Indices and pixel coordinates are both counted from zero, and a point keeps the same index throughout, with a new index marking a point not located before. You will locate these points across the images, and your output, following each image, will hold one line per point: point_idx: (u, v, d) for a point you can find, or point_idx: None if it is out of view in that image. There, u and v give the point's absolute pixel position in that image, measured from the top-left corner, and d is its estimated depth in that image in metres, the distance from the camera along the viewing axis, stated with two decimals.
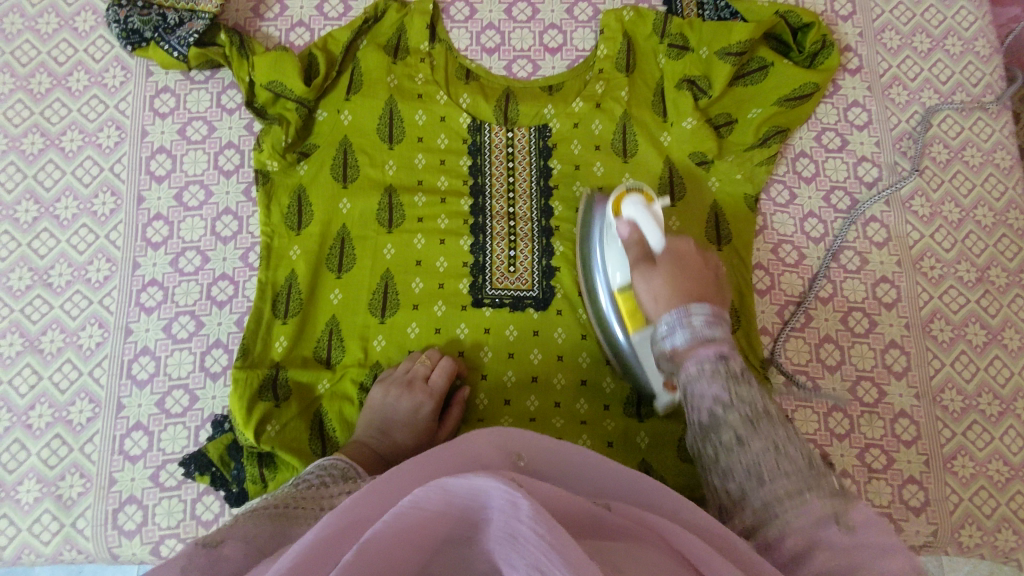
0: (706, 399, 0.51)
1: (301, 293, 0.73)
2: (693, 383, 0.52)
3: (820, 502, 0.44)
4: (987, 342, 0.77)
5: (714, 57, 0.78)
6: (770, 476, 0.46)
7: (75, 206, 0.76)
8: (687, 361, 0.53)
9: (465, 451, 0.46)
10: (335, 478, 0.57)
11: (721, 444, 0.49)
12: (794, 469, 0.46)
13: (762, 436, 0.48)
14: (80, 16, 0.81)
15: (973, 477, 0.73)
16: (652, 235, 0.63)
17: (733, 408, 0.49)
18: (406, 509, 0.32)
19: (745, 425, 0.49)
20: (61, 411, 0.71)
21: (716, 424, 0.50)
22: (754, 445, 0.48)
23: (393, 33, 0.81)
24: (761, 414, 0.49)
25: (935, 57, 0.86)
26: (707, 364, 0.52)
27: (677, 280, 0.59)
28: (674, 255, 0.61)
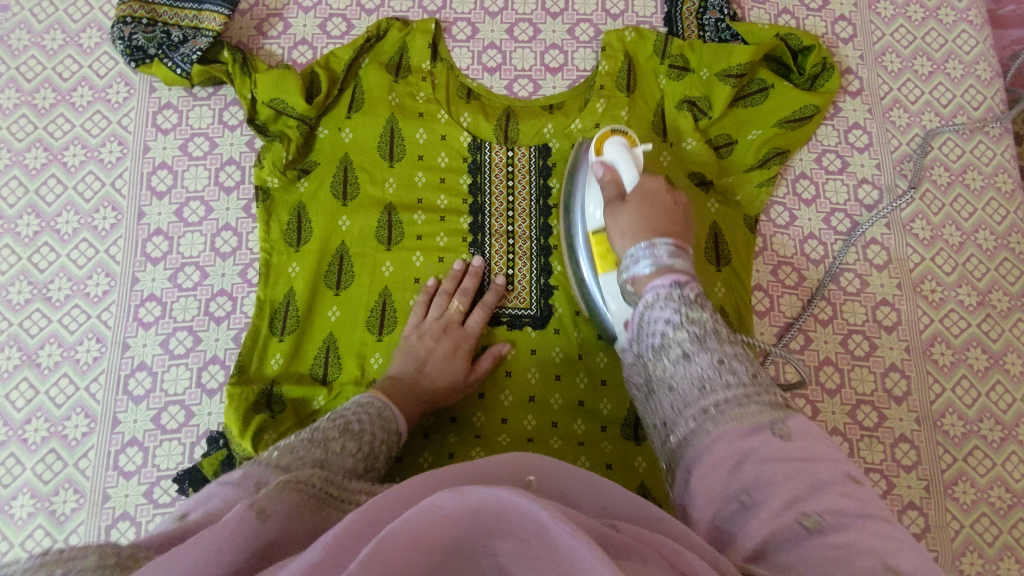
0: (659, 321, 0.52)
1: (299, 309, 0.73)
2: (649, 309, 0.53)
3: (760, 410, 0.43)
4: (989, 366, 0.77)
5: (714, 78, 0.79)
6: (712, 386, 0.46)
7: (76, 220, 0.76)
8: (646, 290, 0.55)
9: (477, 471, 0.41)
10: (370, 419, 0.57)
11: (670, 360, 0.50)
12: (734, 383, 0.46)
13: (709, 359, 0.48)
14: (85, 32, 0.82)
15: (975, 503, 0.72)
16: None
17: (682, 328, 0.50)
18: (425, 511, 0.30)
19: (692, 341, 0.49)
20: (56, 426, 0.71)
21: (667, 344, 0.51)
22: (698, 366, 0.48)
23: (395, 52, 0.81)
24: (709, 335, 0.49)
25: (935, 80, 0.86)
26: (661, 298, 0.53)
27: (644, 211, 0.60)
28: (644, 194, 0.62)
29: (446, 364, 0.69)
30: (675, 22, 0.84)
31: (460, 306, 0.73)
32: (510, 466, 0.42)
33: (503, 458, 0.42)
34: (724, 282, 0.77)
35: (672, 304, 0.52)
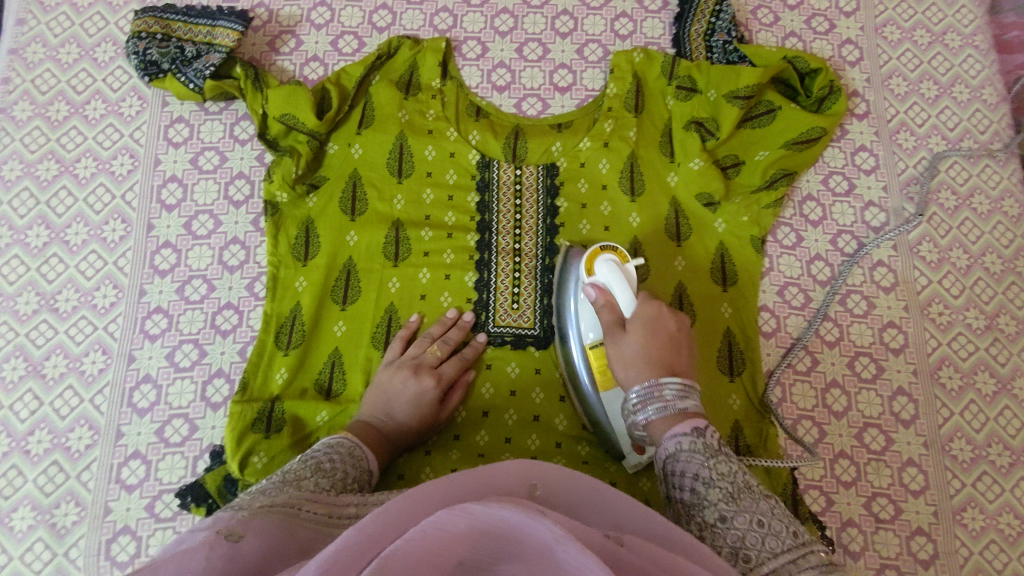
0: (687, 474, 0.49)
1: (304, 323, 0.73)
2: (672, 462, 0.51)
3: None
4: (997, 391, 0.76)
5: (722, 100, 0.79)
6: (755, 556, 0.44)
7: (85, 232, 0.77)
8: (665, 438, 0.52)
9: (486, 480, 0.43)
10: (345, 458, 0.58)
11: (703, 522, 0.47)
12: (779, 544, 0.44)
13: (744, 511, 0.46)
14: (100, 47, 0.82)
15: (983, 530, 0.72)
16: (624, 296, 0.61)
17: (716, 484, 0.48)
18: (431, 529, 0.31)
19: (727, 501, 0.47)
20: (60, 437, 0.70)
21: (698, 503, 0.48)
22: (737, 521, 0.46)
23: (406, 70, 0.82)
24: (741, 488, 0.48)
25: (942, 103, 0.86)
26: (683, 439, 0.51)
27: (648, 346, 0.56)
28: (645, 322, 0.58)
29: (414, 407, 0.67)
30: (683, 43, 0.85)
31: (437, 351, 0.71)
32: (519, 474, 0.44)
33: (514, 466, 0.44)
34: (731, 302, 0.77)
35: (699, 452, 0.50)
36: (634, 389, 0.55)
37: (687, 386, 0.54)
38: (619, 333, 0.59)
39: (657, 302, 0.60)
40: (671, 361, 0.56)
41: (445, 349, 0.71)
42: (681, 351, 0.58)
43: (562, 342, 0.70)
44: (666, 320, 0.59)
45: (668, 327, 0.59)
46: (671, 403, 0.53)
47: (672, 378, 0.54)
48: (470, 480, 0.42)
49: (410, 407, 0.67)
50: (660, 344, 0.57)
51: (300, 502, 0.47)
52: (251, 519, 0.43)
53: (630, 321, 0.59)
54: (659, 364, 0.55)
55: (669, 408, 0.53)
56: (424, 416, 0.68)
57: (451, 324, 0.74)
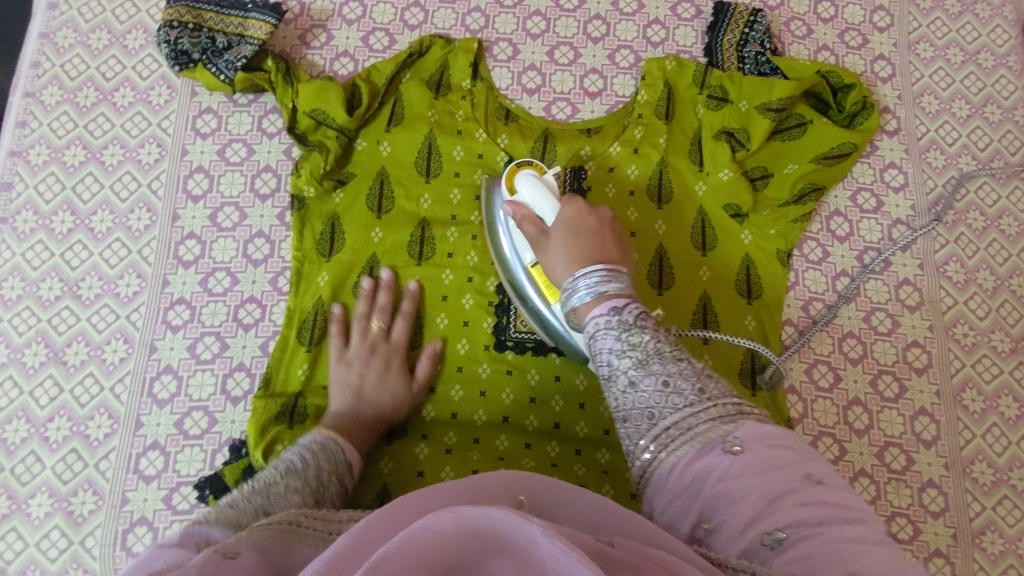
0: (604, 346, 0.49)
1: (326, 320, 0.72)
2: (592, 337, 0.51)
3: (707, 432, 0.43)
4: (1020, 416, 0.76)
5: (753, 111, 0.79)
6: (661, 413, 0.45)
7: (110, 220, 0.76)
8: (589, 320, 0.52)
9: (471, 486, 0.43)
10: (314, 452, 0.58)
11: (620, 385, 0.48)
12: (682, 402, 0.45)
13: (653, 373, 0.46)
14: (130, 34, 0.82)
15: (1002, 554, 0.71)
16: (548, 208, 0.63)
17: (628, 352, 0.48)
18: (422, 530, 0.32)
19: (635, 367, 0.47)
20: (79, 425, 0.70)
21: (613, 373, 0.48)
22: (644, 385, 0.46)
23: (437, 68, 0.82)
24: (652, 355, 0.47)
25: (973, 123, 0.86)
26: (601, 320, 0.51)
27: (575, 244, 0.58)
28: (566, 224, 0.61)
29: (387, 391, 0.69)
30: (716, 52, 0.84)
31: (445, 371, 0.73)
32: (504, 485, 0.44)
33: (499, 476, 0.45)
34: (755, 315, 0.77)
35: (615, 331, 0.49)
36: (566, 282, 0.56)
37: (611, 272, 0.54)
38: (545, 239, 0.61)
39: (576, 202, 0.63)
40: (598, 253, 0.57)
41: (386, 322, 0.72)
42: (609, 243, 0.59)
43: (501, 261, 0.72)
44: (586, 216, 0.61)
45: (589, 221, 0.61)
46: (598, 288, 0.53)
47: (594, 267, 0.54)
48: (454, 484, 0.43)
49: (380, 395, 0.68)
50: (585, 237, 0.59)
51: (298, 519, 0.45)
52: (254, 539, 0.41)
53: (553, 225, 0.61)
54: (585, 256, 0.57)
55: (596, 290, 0.53)
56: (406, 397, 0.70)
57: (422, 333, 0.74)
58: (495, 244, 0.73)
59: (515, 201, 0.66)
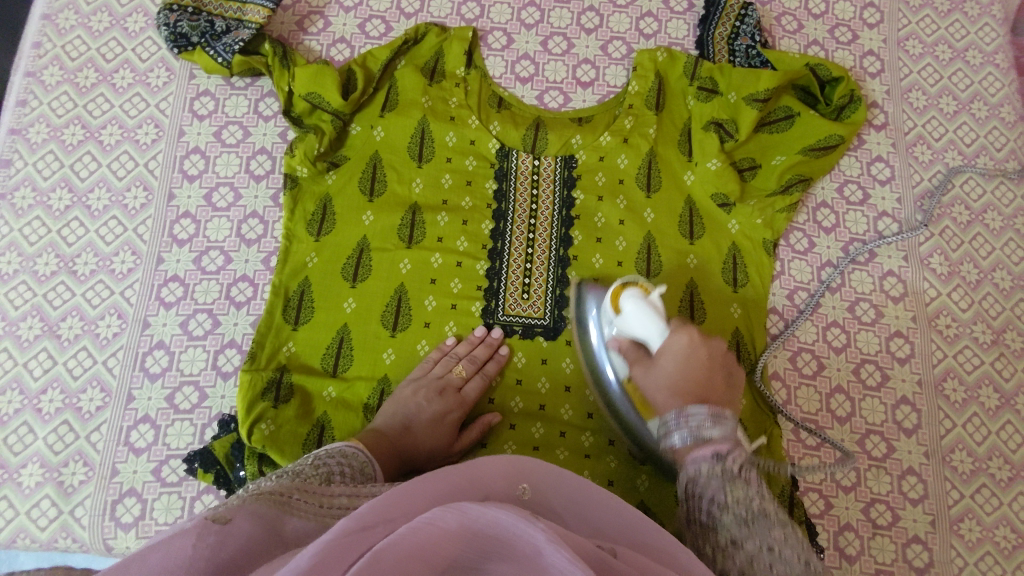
0: (708, 488, 0.48)
1: (312, 300, 0.74)
2: (693, 481, 0.49)
3: (800, 569, 0.44)
4: (1000, 406, 0.77)
5: (741, 102, 0.80)
6: (766, 572, 0.45)
7: (107, 198, 0.78)
8: (687, 462, 0.50)
9: (476, 478, 0.44)
10: (354, 468, 0.59)
11: (716, 548, 0.47)
12: (782, 555, 0.45)
13: (757, 538, 0.46)
14: (131, 17, 0.83)
15: (980, 541, 0.72)
16: (649, 327, 0.61)
17: (730, 505, 0.47)
18: (424, 524, 0.34)
19: (739, 526, 0.46)
20: (71, 398, 0.71)
21: (713, 526, 0.47)
22: (749, 547, 0.46)
23: (431, 56, 0.83)
24: (757, 514, 0.47)
25: (960, 119, 0.87)
26: (703, 463, 0.49)
27: (682, 371, 0.56)
28: (671, 352, 0.59)
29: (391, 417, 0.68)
30: (707, 45, 0.86)
31: (462, 371, 0.71)
32: (507, 475, 0.46)
33: (503, 459, 0.46)
34: (741, 303, 0.77)
35: (717, 476, 0.48)
36: (668, 414, 0.54)
37: (718, 413, 0.52)
38: (651, 362, 0.60)
39: (688, 328, 0.60)
40: (704, 389, 0.55)
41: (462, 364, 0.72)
42: (718, 377, 0.56)
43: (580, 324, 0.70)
44: (700, 346, 0.58)
45: (701, 355, 0.58)
46: (701, 431, 0.51)
47: (700, 407, 0.52)
48: (455, 472, 0.44)
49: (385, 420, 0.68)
50: (695, 371, 0.56)
51: (291, 492, 0.48)
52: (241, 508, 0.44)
53: (661, 354, 0.59)
54: (686, 396, 0.54)
55: (700, 433, 0.51)
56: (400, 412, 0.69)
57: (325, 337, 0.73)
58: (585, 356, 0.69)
59: (622, 326, 0.64)
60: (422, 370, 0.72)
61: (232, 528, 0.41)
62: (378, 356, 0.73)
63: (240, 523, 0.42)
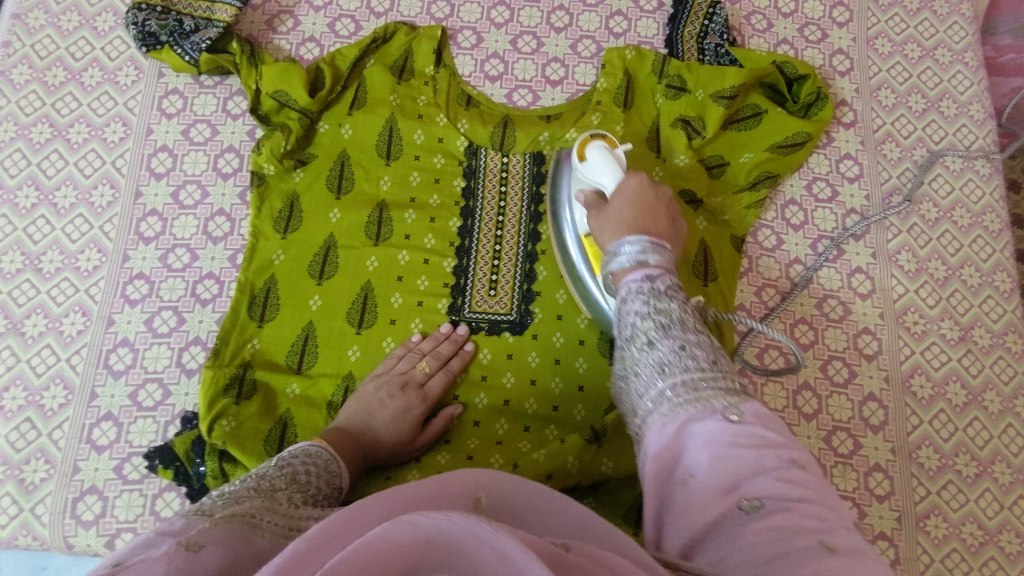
0: (633, 308, 0.51)
1: (278, 297, 0.74)
2: (625, 297, 0.53)
3: (715, 400, 0.44)
4: (967, 403, 0.77)
5: (709, 99, 0.81)
6: (672, 373, 0.47)
7: (73, 196, 0.78)
8: (623, 284, 0.54)
9: (433, 492, 0.40)
10: (314, 471, 0.57)
11: (637, 347, 0.50)
12: (696, 366, 0.47)
13: (673, 342, 0.49)
14: (100, 16, 0.84)
15: (946, 538, 0.72)
16: (609, 176, 0.65)
17: (651, 319, 0.50)
18: (373, 540, 0.30)
19: (658, 331, 0.49)
20: (34, 395, 0.71)
21: (635, 334, 0.51)
22: (664, 351, 0.48)
23: (400, 54, 0.84)
24: (678, 326, 0.50)
25: (929, 117, 0.87)
26: (635, 284, 0.52)
27: (634, 214, 0.58)
28: (625, 193, 0.62)
29: (357, 411, 0.68)
30: (676, 44, 0.86)
31: (426, 367, 0.71)
32: (466, 487, 0.42)
33: (466, 474, 0.42)
34: (709, 298, 0.77)
35: (644, 295, 0.51)
36: (612, 246, 0.56)
37: (656, 244, 0.55)
38: (604, 206, 0.62)
39: (640, 173, 0.63)
40: (649, 224, 0.57)
41: (432, 363, 0.72)
42: (662, 218, 0.59)
43: (557, 225, 0.73)
44: (646, 188, 0.62)
45: (648, 195, 0.61)
46: (640, 256, 0.54)
47: (640, 236, 0.55)
48: (414, 490, 0.40)
49: (354, 414, 0.68)
50: (637, 208, 0.59)
51: (261, 511, 0.46)
52: (211, 531, 0.41)
53: (615, 195, 0.62)
54: (633, 227, 0.57)
55: (639, 258, 0.54)
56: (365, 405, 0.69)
57: (291, 334, 0.73)
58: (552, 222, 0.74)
59: (590, 174, 0.67)
60: (388, 363, 0.72)
61: (202, 557, 0.38)
62: (342, 352, 0.73)
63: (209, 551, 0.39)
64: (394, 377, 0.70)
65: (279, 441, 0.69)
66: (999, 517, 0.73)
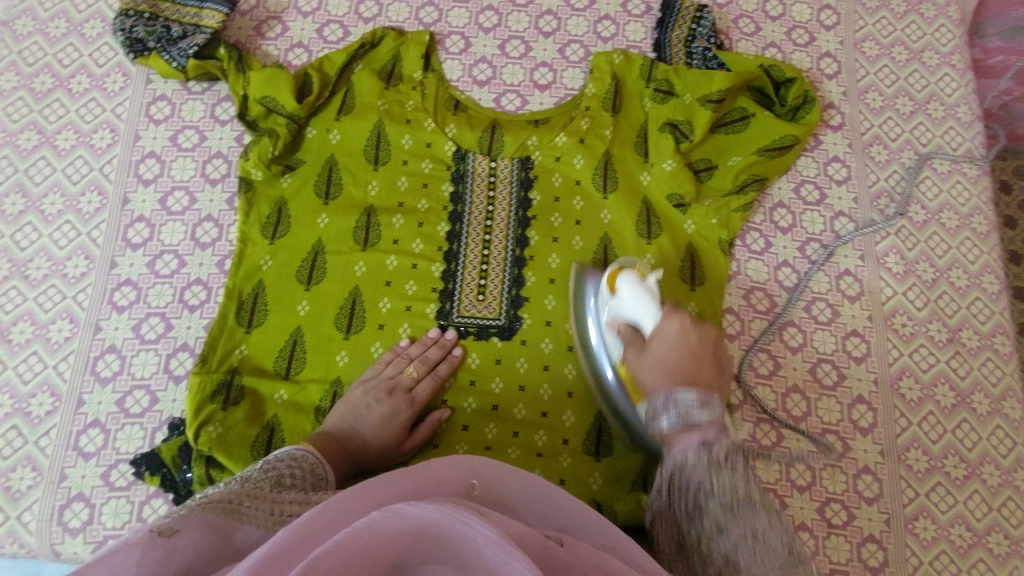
0: (691, 469, 0.50)
1: (266, 303, 0.74)
2: (678, 466, 0.51)
3: (781, 565, 0.46)
4: (956, 404, 0.77)
5: (696, 103, 0.80)
6: (747, 569, 0.47)
7: (61, 202, 0.78)
8: (674, 450, 0.52)
9: (424, 478, 0.43)
10: (302, 475, 0.57)
11: (698, 510, 0.50)
12: (772, 556, 0.47)
13: (741, 524, 0.48)
14: (88, 23, 0.84)
15: (935, 540, 0.72)
16: (646, 312, 0.64)
17: (716, 495, 0.49)
18: (363, 529, 0.32)
19: (724, 514, 0.49)
20: (21, 402, 0.71)
21: (698, 511, 0.50)
22: (732, 533, 0.48)
23: (388, 60, 0.84)
24: (742, 500, 0.49)
25: (916, 119, 0.88)
26: (690, 452, 0.51)
27: (673, 361, 0.57)
28: (666, 338, 0.60)
29: (346, 415, 0.68)
30: (664, 48, 0.86)
31: (414, 372, 0.71)
32: (459, 473, 0.45)
33: (455, 464, 0.45)
34: (697, 303, 0.77)
35: (701, 468, 0.50)
36: (658, 397, 0.54)
37: (706, 398, 0.52)
38: (645, 346, 0.61)
39: (681, 314, 0.61)
40: (694, 372, 0.56)
41: (420, 368, 0.71)
42: (708, 365, 0.57)
43: (581, 323, 0.71)
44: (691, 333, 0.59)
45: (693, 342, 0.59)
46: (690, 413, 0.52)
47: (688, 390, 0.53)
48: (406, 476, 0.43)
49: (343, 418, 0.68)
50: (682, 357, 0.57)
51: (240, 499, 0.47)
52: (186, 522, 0.41)
53: (653, 339, 0.60)
54: (680, 378, 0.55)
55: (687, 416, 0.52)
56: (354, 410, 0.68)
57: (279, 340, 0.73)
58: (583, 350, 0.70)
59: (617, 309, 0.66)
60: (377, 368, 0.72)
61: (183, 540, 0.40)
62: (331, 359, 0.73)
63: (188, 535, 0.40)
64: (383, 381, 0.70)
65: (266, 448, 0.69)
66: (988, 519, 0.73)
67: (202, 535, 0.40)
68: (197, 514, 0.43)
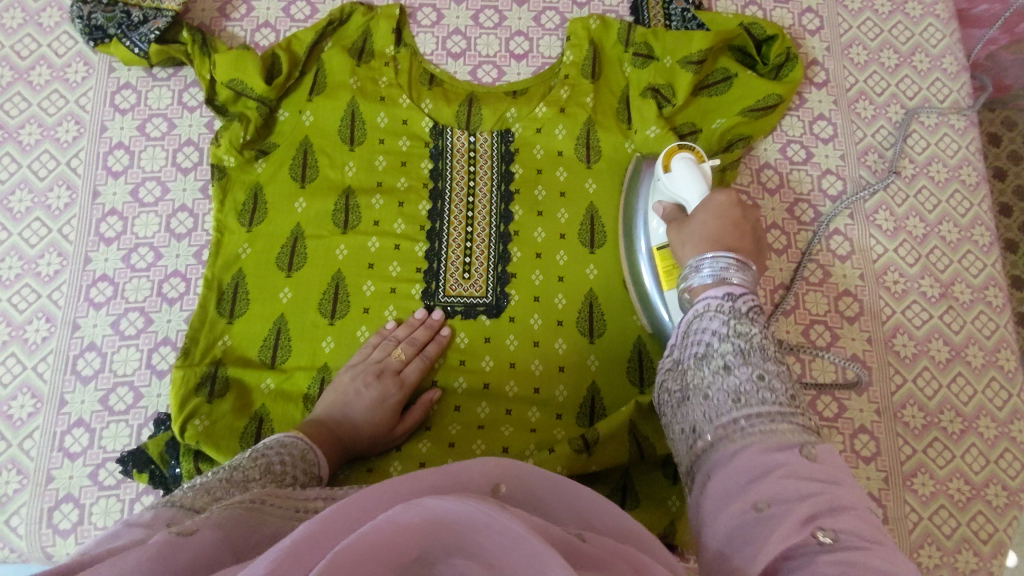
0: (708, 330, 0.50)
1: (248, 292, 0.72)
2: (699, 315, 0.51)
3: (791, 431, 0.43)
4: (950, 359, 0.76)
5: (676, 65, 0.79)
6: (747, 401, 0.45)
7: (29, 199, 0.76)
8: (699, 300, 0.52)
9: (451, 474, 0.39)
10: (295, 462, 0.56)
11: (709, 368, 0.48)
12: (772, 399, 0.45)
13: (750, 367, 0.47)
14: (45, 12, 0.81)
15: (933, 495, 0.72)
16: (695, 190, 0.64)
17: (730, 338, 0.48)
18: (384, 523, 0.31)
19: (735, 355, 0.48)
20: (1, 406, 0.70)
21: (708, 354, 0.49)
22: (741, 373, 0.47)
23: (359, 36, 0.81)
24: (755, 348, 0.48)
25: (901, 72, 0.86)
26: (714, 300, 0.51)
27: (714, 229, 0.58)
28: (707, 204, 0.61)
29: (336, 404, 0.67)
30: (642, 10, 0.84)
31: (402, 354, 0.70)
32: (487, 472, 0.40)
33: (486, 463, 0.41)
34: None
35: (723, 313, 0.50)
36: (690, 260, 0.55)
37: (743, 263, 0.53)
38: (686, 219, 0.61)
39: (729, 189, 0.61)
40: (734, 242, 0.56)
41: (408, 351, 0.70)
42: (747, 235, 0.58)
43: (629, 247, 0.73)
44: (735, 206, 0.59)
45: (736, 211, 0.59)
46: (721, 273, 0.52)
47: (725, 253, 0.53)
48: (428, 468, 0.39)
49: (333, 404, 0.67)
50: (724, 226, 0.58)
51: (263, 497, 0.44)
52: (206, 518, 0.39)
53: (698, 208, 0.61)
54: (716, 245, 0.56)
55: (719, 274, 0.52)
56: (346, 396, 0.67)
57: (262, 329, 0.71)
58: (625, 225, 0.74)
59: (670, 187, 0.66)
60: (364, 352, 0.70)
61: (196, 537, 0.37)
62: (316, 346, 0.72)
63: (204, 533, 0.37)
64: (373, 366, 0.69)
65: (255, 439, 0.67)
66: (985, 471, 0.73)
67: (219, 528, 0.38)
68: (219, 512, 0.40)
